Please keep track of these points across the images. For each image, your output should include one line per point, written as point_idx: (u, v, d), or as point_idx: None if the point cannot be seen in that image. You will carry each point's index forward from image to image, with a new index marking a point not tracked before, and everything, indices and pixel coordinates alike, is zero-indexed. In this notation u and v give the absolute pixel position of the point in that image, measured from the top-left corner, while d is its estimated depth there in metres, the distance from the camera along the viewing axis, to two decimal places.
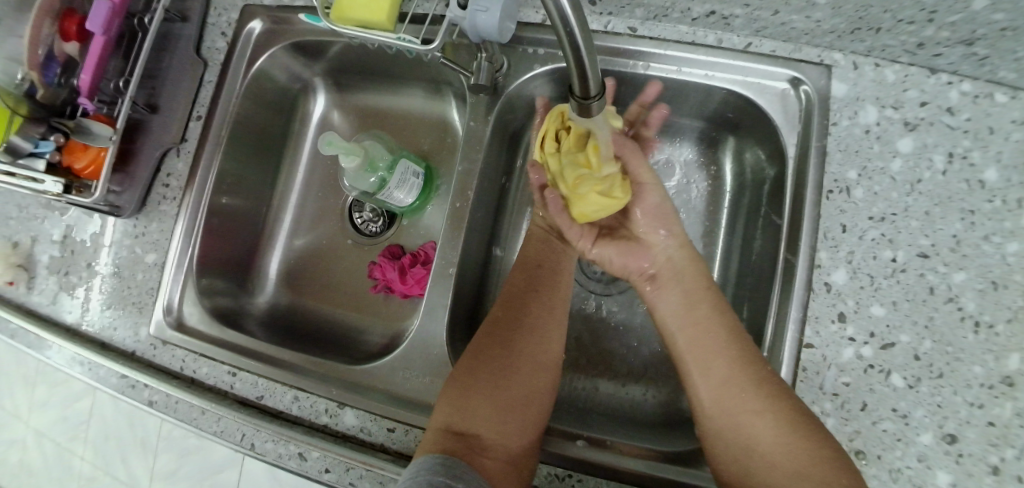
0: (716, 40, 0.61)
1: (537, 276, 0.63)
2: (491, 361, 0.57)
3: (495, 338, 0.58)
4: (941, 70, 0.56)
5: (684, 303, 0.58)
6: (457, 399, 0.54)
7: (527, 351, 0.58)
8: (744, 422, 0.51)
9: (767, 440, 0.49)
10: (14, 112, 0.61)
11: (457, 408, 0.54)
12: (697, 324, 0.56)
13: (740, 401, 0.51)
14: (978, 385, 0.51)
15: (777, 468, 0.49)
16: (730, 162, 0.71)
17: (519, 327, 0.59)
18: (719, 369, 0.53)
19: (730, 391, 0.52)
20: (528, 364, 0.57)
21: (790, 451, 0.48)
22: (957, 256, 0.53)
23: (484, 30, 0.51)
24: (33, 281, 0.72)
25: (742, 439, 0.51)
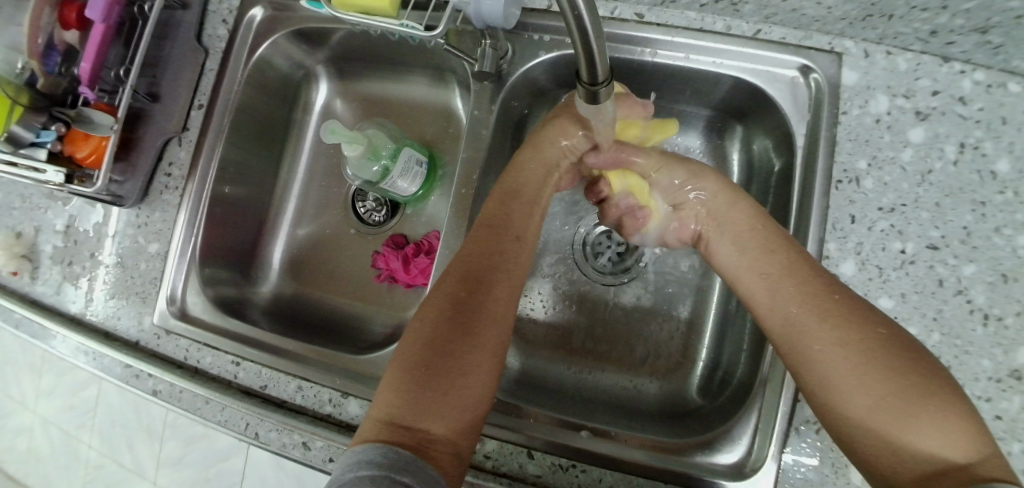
0: (725, 27, 0.60)
1: (495, 235, 0.55)
2: (440, 335, 0.48)
3: (445, 307, 0.50)
4: (954, 59, 0.55)
5: (745, 239, 0.54)
6: (399, 384, 0.46)
7: (483, 318, 0.50)
8: (839, 346, 0.44)
9: (865, 368, 0.42)
10: (15, 101, 0.60)
11: (402, 395, 0.45)
12: (774, 253, 0.51)
13: (830, 327, 0.45)
14: (987, 378, 0.51)
15: (875, 398, 0.41)
16: (737, 152, 0.70)
17: (473, 292, 0.51)
18: (804, 296, 0.47)
19: (823, 316, 0.46)
20: (482, 335, 0.49)
21: (890, 382, 0.41)
22: (968, 248, 0.53)
23: (488, 15, 0.50)
24: (36, 271, 0.72)
25: (838, 366, 0.44)
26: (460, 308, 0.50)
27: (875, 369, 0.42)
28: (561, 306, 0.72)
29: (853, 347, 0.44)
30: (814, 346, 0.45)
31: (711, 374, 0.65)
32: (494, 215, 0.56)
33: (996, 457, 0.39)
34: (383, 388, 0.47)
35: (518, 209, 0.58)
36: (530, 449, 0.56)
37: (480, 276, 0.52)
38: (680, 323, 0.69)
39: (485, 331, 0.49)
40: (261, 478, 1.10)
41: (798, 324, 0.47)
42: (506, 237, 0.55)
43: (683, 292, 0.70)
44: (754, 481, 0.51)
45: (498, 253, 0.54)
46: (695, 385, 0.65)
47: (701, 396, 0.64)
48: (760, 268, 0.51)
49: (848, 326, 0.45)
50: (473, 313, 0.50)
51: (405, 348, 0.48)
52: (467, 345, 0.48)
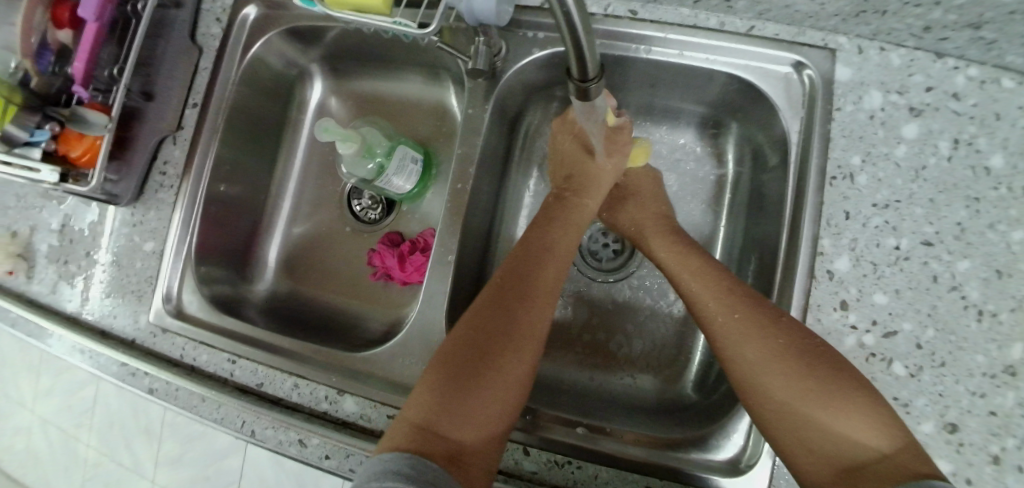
0: (718, 23, 0.60)
1: (532, 256, 0.56)
2: (474, 347, 0.50)
3: (479, 321, 0.52)
4: (948, 55, 0.55)
5: (674, 257, 0.58)
6: (430, 392, 0.48)
7: (518, 334, 0.51)
8: (755, 350, 0.47)
9: (781, 370, 0.46)
10: (9, 100, 0.60)
11: (438, 404, 0.47)
12: (694, 269, 0.55)
13: (746, 335, 0.49)
14: (981, 374, 0.51)
15: (798, 398, 0.44)
16: (733, 149, 0.70)
17: (509, 307, 0.52)
18: (721, 307, 0.51)
19: (737, 325, 0.49)
20: (514, 350, 0.50)
21: (806, 381, 0.45)
22: (962, 244, 0.53)
23: (481, 13, 0.50)
24: (32, 270, 0.72)
25: (755, 369, 0.47)
26: (494, 324, 0.51)
27: (789, 371, 0.45)
28: (558, 304, 0.72)
29: (765, 351, 0.47)
30: (734, 353, 0.49)
31: (706, 370, 0.65)
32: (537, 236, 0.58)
33: (909, 442, 0.41)
34: (414, 395, 0.48)
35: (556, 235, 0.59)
36: (525, 445, 0.57)
37: (517, 292, 0.54)
38: (677, 320, 0.69)
39: (518, 347, 0.51)
40: (259, 477, 1.10)
41: (721, 334, 0.50)
42: (544, 259, 0.56)
43: (679, 289, 0.70)
44: (749, 477, 0.51)
45: (533, 272, 0.55)
46: (691, 382, 0.65)
47: (696, 393, 0.64)
48: (683, 283, 0.56)
49: (762, 331, 0.48)
50: (507, 327, 0.51)
51: (440, 359, 0.50)
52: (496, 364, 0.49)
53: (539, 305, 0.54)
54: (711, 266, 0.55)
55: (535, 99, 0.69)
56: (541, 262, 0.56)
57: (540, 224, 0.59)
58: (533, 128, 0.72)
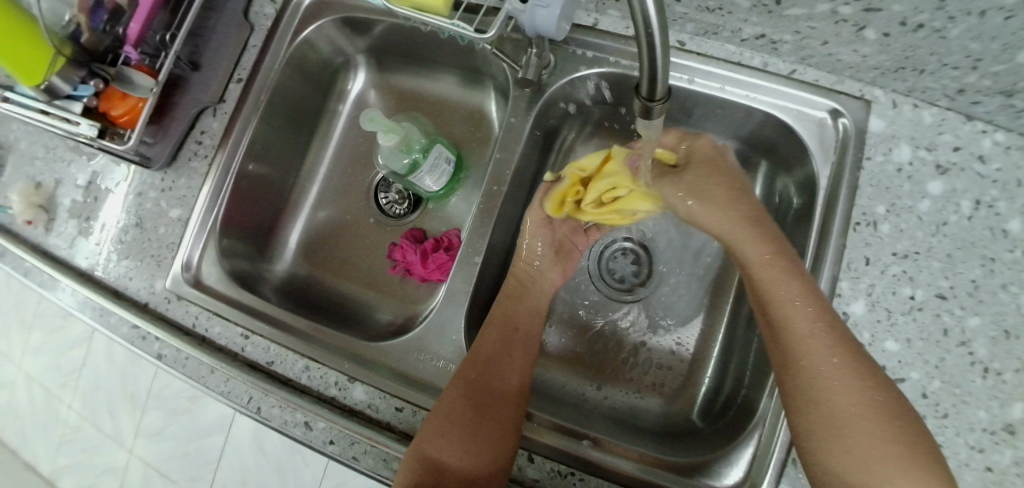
0: (762, 63, 0.62)
1: (508, 322, 0.62)
2: (460, 407, 0.55)
3: (464, 381, 0.56)
4: (977, 118, 0.56)
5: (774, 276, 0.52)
6: (430, 433, 0.53)
7: (497, 393, 0.56)
8: (843, 404, 0.45)
9: (865, 431, 0.44)
10: (58, 52, 0.60)
11: (437, 441, 0.53)
12: (791, 296, 0.50)
13: (838, 389, 0.46)
14: (981, 430, 0.51)
15: (880, 464, 0.43)
16: (759, 186, 0.72)
17: (488, 369, 0.57)
18: (817, 348, 0.47)
19: (832, 373, 0.46)
20: (495, 407, 0.55)
21: (894, 447, 0.43)
22: (974, 301, 0.54)
23: (542, 26, 0.52)
24: (52, 223, 0.72)
25: (837, 422, 0.45)
26: (475, 385, 0.56)
27: (875, 432, 0.44)
28: (571, 316, 0.73)
29: (855, 409, 0.45)
30: (821, 402, 0.46)
31: (713, 399, 0.65)
32: (508, 305, 0.63)
33: None
34: (418, 436, 0.53)
35: (524, 307, 0.64)
36: (530, 451, 0.57)
37: (495, 352, 0.59)
38: (687, 346, 0.69)
39: (496, 404, 0.56)
40: (239, 460, 1.08)
41: (813, 376, 0.47)
42: (518, 325, 0.62)
43: (692, 316, 0.70)
44: None
45: (509, 335, 0.61)
46: (697, 408, 0.66)
47: (702, 420, 0.64)
48: (778, 312, 0.50)
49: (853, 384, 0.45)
50: (489, 386, 0.56)
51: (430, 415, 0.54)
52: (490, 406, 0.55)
53: (513, 366, 0.59)
54: (819, 300, 0.50)
55: (573, 114, 0.70)
56: (513, 327, 0.62)
57: (510, 294, 0.64)
58: (567, 144, 0.74)
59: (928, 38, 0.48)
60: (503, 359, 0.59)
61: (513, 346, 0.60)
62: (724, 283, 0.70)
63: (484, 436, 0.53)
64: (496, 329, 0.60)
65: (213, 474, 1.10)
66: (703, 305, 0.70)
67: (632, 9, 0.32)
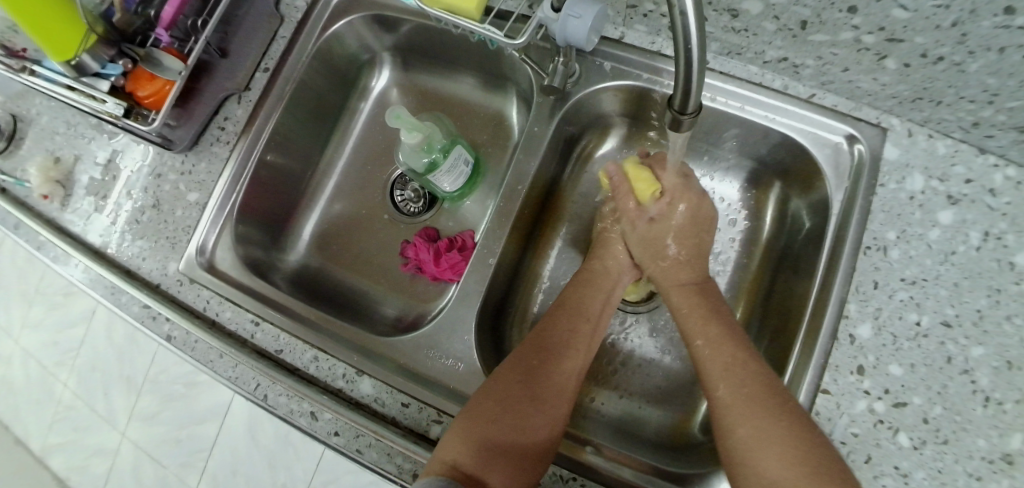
0: (782, 86, 0.63)
1: (575, 313, 0.60)
2: (523, 369, 0.55)
3: (522, 369, 0.55)
4: (990, 152, 0.57)
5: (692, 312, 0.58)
6: (482, 416, 0.51)
7: (554, 388, 0.54)
8: (728, 383, 0.50)
9: (751, 410, 0.47)
10: (91, 29, 0.60)
11: (491, 414, 0.51)
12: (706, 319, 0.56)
13: (729, 374, 0.51)
14: (980, 458, 0.51)
15: (748, 441, 0.46)
16: (773, 206, 0.73)
17: (549, 362, 0.56)
18: (715, 359, 0.53)
19: (726, 371, 0.51)
20: (550, 406, 0.53)
21: (753, 408, 0.47)
22: (979, 330, 0.54)
23: (572, 36, 0.52)
24: (68, 199, 0.72)
25: (719, 377, 0.51)
26: (534, 374, 0.55)
27: (757, 413, 0.47)
28: None
29: (744, 393, 0.49)
30: (708, 386, 0.52)
31: (716, 414, 0.66)
32: (580, 294, 0.62)
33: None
34: (467, 413, 0.52)
35: (594, 300, 0.62)
36: None
37: (558, 341, 0.58)
38: (692, 360, 0.70)
39: (552, 402, 0.54)
40: (231, 449, 1.07)
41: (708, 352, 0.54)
42: (586, 317, 0.60)
43: None
44: None
45: (575, 330, 0.59)
46: (700, 423, 0.66)
47: (704, 434, 0.65)
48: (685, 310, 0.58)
49: (743, 383, 0.49)
50: (543, 379, 0.54)
51: (482, 398, 0.53)
52: (542, 380, 0.54)
53: (574, 362, 0.57)
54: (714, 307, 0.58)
55: (592, 124, 0.71)
56: (582, 320, 0.60)
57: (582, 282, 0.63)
58: (586, 153, 0.74)
59: (947, 70, 0.49)
60: (566, 353, 0.57)
61: (578, 339, 0.59)
62: None
63: (533, 429, 0.51)
64: (564, 316, 0.60)
65: (205, 461, 1.09)
66: None
67: (674, 26, 0.33)
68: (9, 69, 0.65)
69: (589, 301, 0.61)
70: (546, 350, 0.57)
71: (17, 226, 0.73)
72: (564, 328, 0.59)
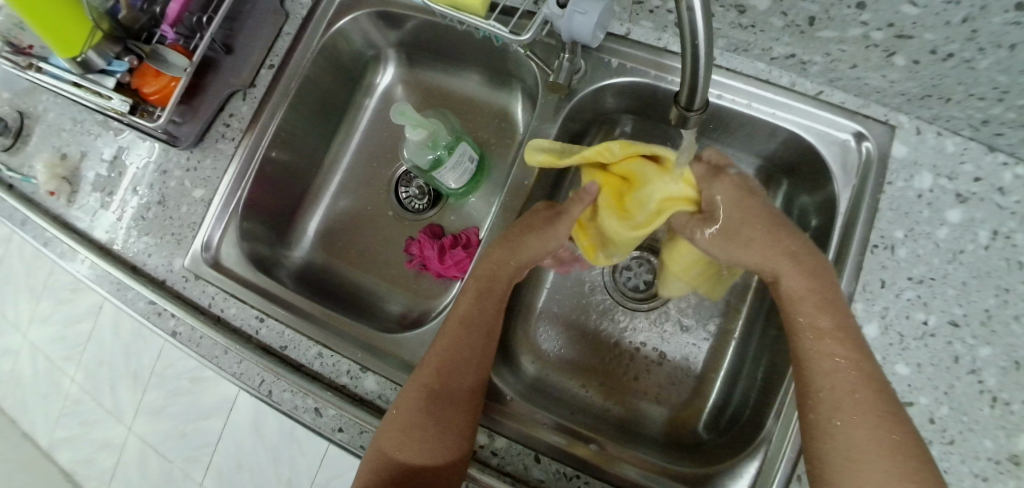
0: (790, 82, 0.63)
1: (478, 304, 0.59)
2: (423, 389, 0.54)
3: (421, 389, 0.54)
4: (1000, 150, 0.57)
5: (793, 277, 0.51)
6: (392, 443, 0.53)
7: (454, 405, 0.54)
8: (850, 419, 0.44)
9: (871, 426, 0.44)
10: (96, 25, 0.60)
11: (401, 442, 0.53)
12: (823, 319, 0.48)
13: (836, 382, 0.46)
14: (986, 458, 0.51)
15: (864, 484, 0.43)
16: (779, 204, 0.73)
17: (447, 379, 0.55)
18: (824, 354, 0.47)
19: (835, 375, 0.46)
20: (453, 419, 0.53)
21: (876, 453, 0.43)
22: (987, 330, 0.53)
23: (578, 33, 0.52)
24: (74, 195, 0.73)
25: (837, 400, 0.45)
26: (433, 392, 0.54)
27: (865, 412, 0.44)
28: (579, 328, 0.73)
29: (853, 402, 0.45)
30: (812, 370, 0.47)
31: (720, 412, 0.65)
32: (494, 280, 0.60)
33: None
34: (379, 444, 0.54)
35: (491, 301, 0.59)
36: (537, 452, 0.57)
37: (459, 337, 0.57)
38: (697, 359, 0.69)
39: (455, 419, 0.53)
40: (235, 444, 1.08)
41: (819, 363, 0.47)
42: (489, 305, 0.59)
43: (702, 328, 0.70)
44: None
45: (474, 322, 0.58)
46: (703, 421, 0.66)
47: (708, 432, 0.65)
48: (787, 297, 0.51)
49: (851, 394, 0.45)
50: (446, 379, 0.55)
51: (388, 424, 0.54)
52: (447, 397, 0.54)
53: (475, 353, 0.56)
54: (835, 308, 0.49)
55: (598, 121, 0.71)
56: (483, 312, 0.59)
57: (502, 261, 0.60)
58: None
59: (957, 68, 0.49)
60: (468, 346, 0.56)
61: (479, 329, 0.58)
62: (737, 299, 0.70)
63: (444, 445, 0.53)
64: (455, 323, 0.58)
65: (210, 456, 1.10)
66: (715, 318, 0.70)
67: (681, 21, 0.33)
68: (17, 67, 0.66)
69: (485, 303, 0.59)
70: (445, 366, 0.55)
71: (25, 222, 0.74)
72: (462, 340, 0.57)
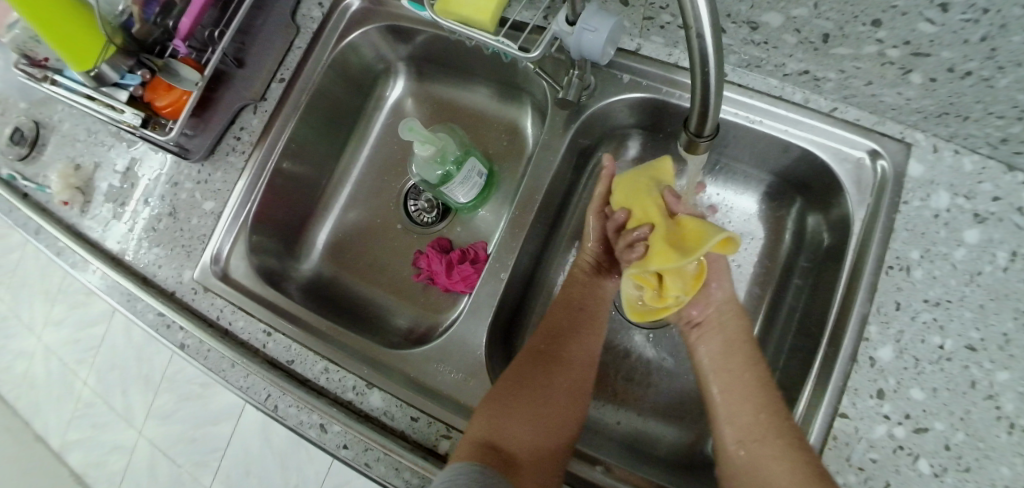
0: (803, 99, 0.62)
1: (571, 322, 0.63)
2: (534, 369, 0.59)
3: (534, 361, 0.60)
4: (1019, 169, 0.55)
5: (732, 350, 0.60)
6: (494, 411, 0.54)
7: (561, 382, 0.59)
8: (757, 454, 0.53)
9: (768, 456, 0.52)
10: (110, 40, 0.61)
11: (505, 413, 0.54)
12: (737, 386, 0.58)
13: (738, 430, 0.56)
14: (1003, 486, 0.49)
15: None
16: (792, 221, 0.72)
17: (558, 358, 0.60)
18: (741, 411, 0.56)
19: (758, 420, 0.54)
20: (558, 399, 0.58)
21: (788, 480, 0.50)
22: (1005, 355, 0.52)
23: (587, 50, 0.52)
24: (87, 205, 0.74)
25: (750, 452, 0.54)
26: (545, 368, 0.59)
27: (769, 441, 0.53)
28: None
29: (774, 443, 0.52)
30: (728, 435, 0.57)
31: None
32: (575, 297, 0.65)
33: None
34: (481, 411, 0.54)
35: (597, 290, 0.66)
36: None
37: (553, 351, 0.61)
38: None
39: (562, 399, 0.59)
40: (244, 450, 1.09)
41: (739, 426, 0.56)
42: (582, 328, 0.63)
43: None
44: None
45: (570, 342, 0.62)
46: None
47: None
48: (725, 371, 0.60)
49: (772, 435, 0.53)
50: (541, 389, 0.58)
51: (495, 391, 0.56)
52: (553, 375, 0.59)
53: (574, 375, 0.60)
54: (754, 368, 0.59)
55: (608, 137, 0.71)
56: (575, 333, 0.62)
57: (574, 291, 0.65)
58: (601, 165, 0.74)
59: (975, 86, 0.48)
60: (568, 364, 0.60)
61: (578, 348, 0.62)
62: None
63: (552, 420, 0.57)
64: (563, 308, 0.64)
65: (218, 460, 1.11)
66: None
67: (690, 46, 0.32)
68: (33, 80, 0.67)
69: (586, 294, 0.65)
70: (551, 349, 0.61)
71: (38, 232, 0.75)
72: (567, 331, 0.62)
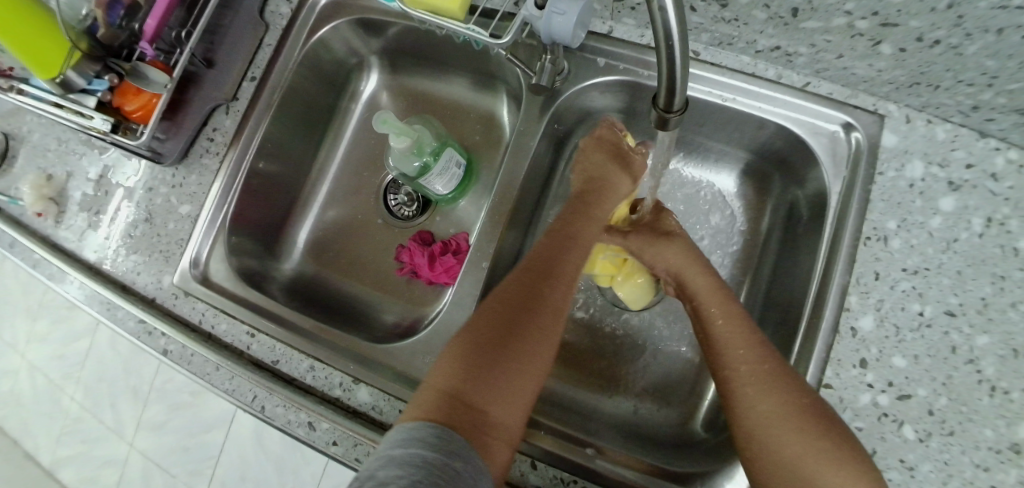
0: (776, 75, 0.62)
1: (546, 271, 0.54)
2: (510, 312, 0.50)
3: (510, 307, 0.51)
4: (991, 135, 0.56)
5: (711, 294, 0.58)
6: (457, 365, 0.47)
7: (543, 333, 0.51)
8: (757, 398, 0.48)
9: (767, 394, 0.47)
10: (74, 46, 0.59)
11: (472, 366, 0.47)
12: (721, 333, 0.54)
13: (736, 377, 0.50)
14: (987, 448, 0.50)
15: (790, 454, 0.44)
16: (771, 198, 0.72)
17: (542, 304, 0.52)
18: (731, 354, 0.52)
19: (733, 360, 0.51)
20: (538, 351, 0.50)
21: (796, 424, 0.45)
22: (984, 319, 0.53)
23: (557, 33, 0.51)
24: (61, 215, 0.72)
25: (746, 394, 0.49)
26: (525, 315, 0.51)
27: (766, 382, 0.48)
28: (573, 331, 0.73)
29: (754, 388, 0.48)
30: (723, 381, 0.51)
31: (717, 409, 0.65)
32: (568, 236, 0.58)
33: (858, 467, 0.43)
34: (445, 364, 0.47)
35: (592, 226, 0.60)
36: (533, 459, 0.56)
37: (537, 295, 0.52)
38: (693, 358, 0.69)
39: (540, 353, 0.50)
40: (238, 456, 1.08)
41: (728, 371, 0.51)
42: (558, 275, 0.54)
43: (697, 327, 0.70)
44: None
45: (552, 287, 0.53)
46: (702, 419, 0.66)
47: (706, 431, 0.64)
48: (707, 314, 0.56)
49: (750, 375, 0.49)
50: (521, 339, 0.49)
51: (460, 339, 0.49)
52: (534, 323, 0.51)
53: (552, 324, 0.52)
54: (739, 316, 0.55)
55: (585, 121, 0.71)
56: (560, 278, 0.54)
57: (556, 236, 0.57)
58: None
59: (944, 54, 0.48)
60: (549, 310, 0.52)
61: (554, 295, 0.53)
62: None
63: (529, 375, 0.49)
64: (555, 247, 0.56)
65: (213, 468, 1.10)
66: None
67: (653, 21, 0.32)
68: None
69: (580, 233, 0.58)
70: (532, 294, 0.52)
71: (12, 245, 0.73)
72: (550, 274, 0.54)
